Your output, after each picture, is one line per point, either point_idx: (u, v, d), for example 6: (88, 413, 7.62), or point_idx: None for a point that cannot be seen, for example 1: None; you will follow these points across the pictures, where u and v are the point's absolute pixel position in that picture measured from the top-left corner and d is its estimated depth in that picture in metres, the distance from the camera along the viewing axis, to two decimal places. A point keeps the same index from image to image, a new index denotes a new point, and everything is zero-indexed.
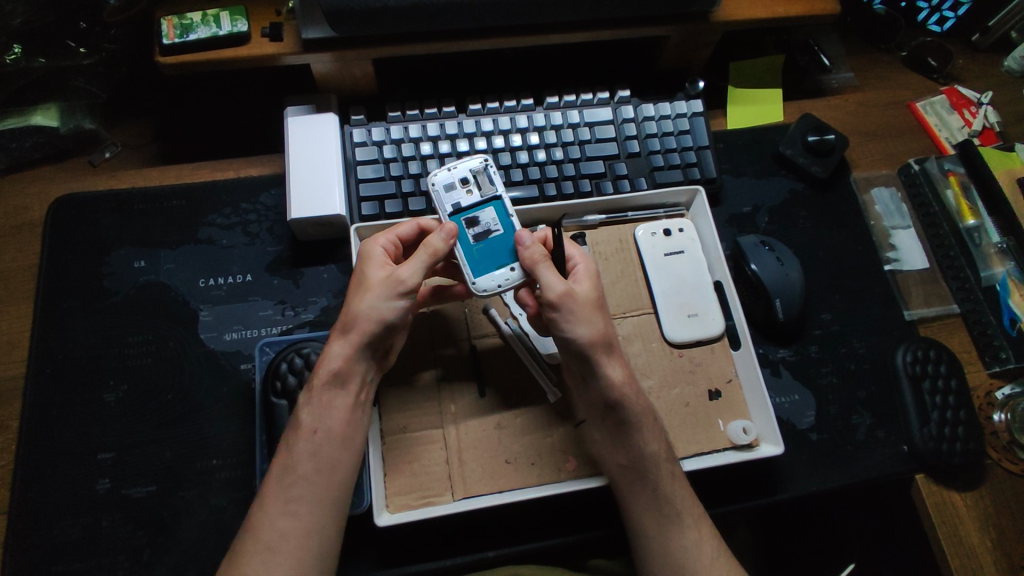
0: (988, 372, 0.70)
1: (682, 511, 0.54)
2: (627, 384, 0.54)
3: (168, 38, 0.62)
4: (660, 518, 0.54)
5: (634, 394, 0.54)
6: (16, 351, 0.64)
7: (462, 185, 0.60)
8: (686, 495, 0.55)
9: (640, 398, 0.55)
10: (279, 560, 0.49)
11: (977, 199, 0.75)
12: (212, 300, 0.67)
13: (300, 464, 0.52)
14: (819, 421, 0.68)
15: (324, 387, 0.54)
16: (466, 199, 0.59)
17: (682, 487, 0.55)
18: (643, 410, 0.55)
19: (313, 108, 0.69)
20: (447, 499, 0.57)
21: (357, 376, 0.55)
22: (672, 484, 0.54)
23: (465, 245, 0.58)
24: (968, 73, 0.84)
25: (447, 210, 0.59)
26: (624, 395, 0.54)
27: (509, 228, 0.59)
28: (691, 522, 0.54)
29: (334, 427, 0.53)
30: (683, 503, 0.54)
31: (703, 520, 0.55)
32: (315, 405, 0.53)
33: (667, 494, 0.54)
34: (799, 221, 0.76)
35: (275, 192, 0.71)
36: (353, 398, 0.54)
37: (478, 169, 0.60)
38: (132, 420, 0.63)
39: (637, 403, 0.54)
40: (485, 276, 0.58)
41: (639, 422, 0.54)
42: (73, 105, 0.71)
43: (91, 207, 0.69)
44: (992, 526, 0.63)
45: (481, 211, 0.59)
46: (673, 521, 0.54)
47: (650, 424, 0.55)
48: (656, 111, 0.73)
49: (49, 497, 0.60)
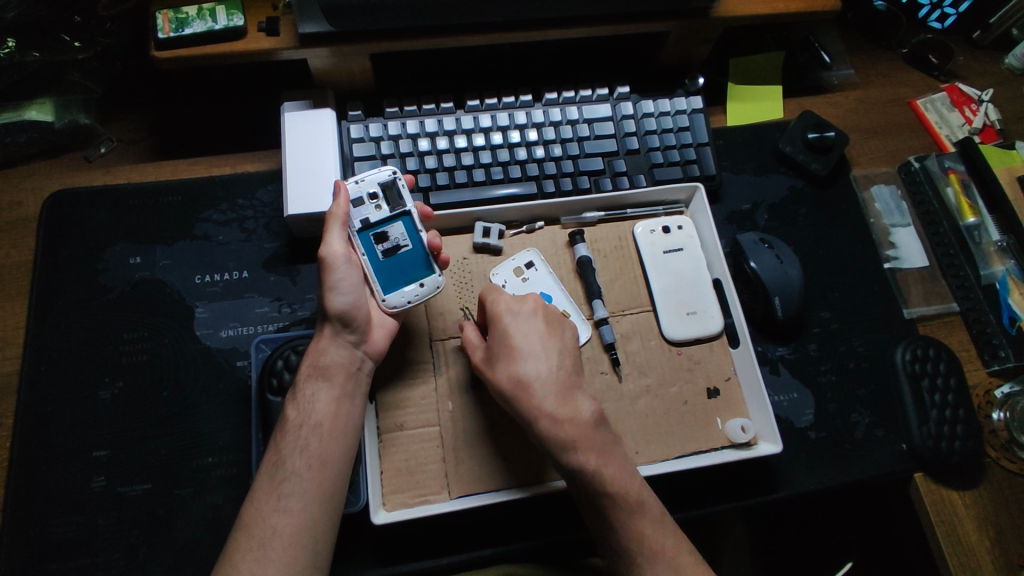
0: (987, 371, 0.70)
1: (652, 551, 0.51)
2: (555, 431, 0.52)
3: (163, 32, 0.62)
4: (627, 559, 0.52)
5: (583, 442, 0.52)
6: (11, 348, 0.64)
7: (372, 200, 0.59)
8: (657, 535, 0.52)
9: (582, 451, 0.52)
10: (271, 557, 0.50)
11: (977, 197, 0.75)
12: (208, 297, 0.67)
13: (291, 460, 0.53)
14: (818, 420, 0.67)
15: (308, 382, 0.57)
16: (375, 215, 0.59)
17: (653, 529, 0.52)
18: (584, 461, 0.51)
19: (310, 103, 0.69)
20: (443, 497, 0.56)
21: (341, 369, 0.57)
22: (643, 526, 0.52)
23: (374, 260, 0.59)
24: (968, 71, 0.83)
25: (356, 226, 0.59)
26: (556, 445, 0.52)
27: (419, 243, 0.59)
28: (661, 563, 0.51)
29: (321, 420, 0.55)
30: (653, 545, 0.51)
31: (676, 556, 0.52)
32: (299, 400, 0.56)
33: (626, 536, 0.52)
34: (798, 218, 0.75)
35: (272, 188, 0.70)
36: (336, 390, 0.56)
37: (386, 182, 0.59)
38: (128, 417, 0.62)
39: (575, 458, 0.52)
40: (395, 293, 0.58)
41: (585, 472, 0.51)
42: (67, 101, 0.70)
43: (86, 203, 0.69)
44: (991, 526, 0.63)
45: (391, 227, 0.59)
46: (643, 562, 0.51)
47: (586, 473, 0.51)
48: (655, 108, 0.72)
49: (43, 495, 0.59)
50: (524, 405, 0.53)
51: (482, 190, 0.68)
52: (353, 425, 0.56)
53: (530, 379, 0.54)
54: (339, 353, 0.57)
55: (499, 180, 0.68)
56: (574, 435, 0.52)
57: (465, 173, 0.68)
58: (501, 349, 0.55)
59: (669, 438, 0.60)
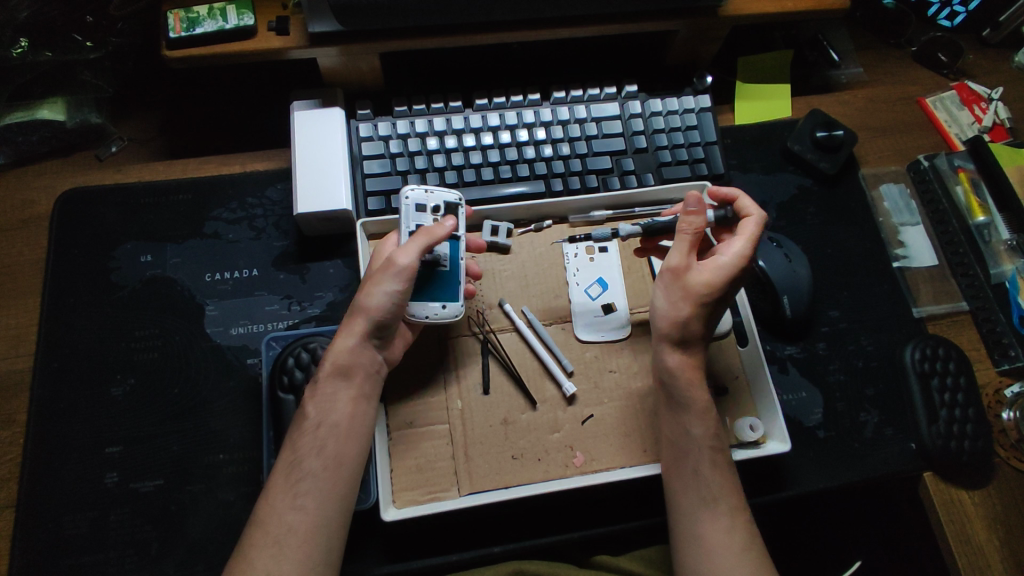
0: (997, 370, 0.69)
1: (718, 495, 0.54)
2: (684, 369, 0.56)
3: (174, 31, 0.62)
4: (694, 499, 0.53)
5: (693, 381, 0.56)
6: (24, 345, 0.64)
7: (433, 212, 0.60)
8: (725, 481, 0.54)
9: (702, 391, 0.56)
10: (286, 555, 0.50)
11: (987, 196, 0.74)
12: (219, 295, 0.67)
13: (307, 460, 0.53)
14: (826, 419, 0.67)
15: (327, 379, 0.56)
16: (430, 226, 0.60)
17: (725, 476, 0.54)
18: (702, 400, 0.56)
19: (319, 102, 0.69)
20: (453, 494, 0.57)
21: (362, 369, 0.56)
22: (710, 468, 0.54)
23: None
24: (978, 69, 0.83)
25: (409, 228, 0.59)
26: (680, 380, 0.56)
27: (457, 267, 0.59)
28: (724, 509, 0.53)
29: (338, 421, 0.54)
30: (720, 488, 0.54)
31: (738, 509, 0.54)
32: (319, 398, 0.55)
33: (705, 476, 0.54)
34: (806, 217, 0.75)
35: (281, 186, 0.71)
36: (356, 391, 0.56)
37: (452, 203, 0.61)
38: (139, 414, 0.63)
39: (696, 395, 0.56)
40: (418, 302, 0.58)
41: (695, 412, 0.56)
42: (78, 100, 0.70)
43: (98, 201, 0.69)
44: (1001, 525, 0.63)
45: (439, 242, 0.59)
46: (706, 505, 0.53)
47: (703, 412, 0.56)
48: (663, 106, 0.72)
49: (57, 491, 0.60)
50: (680, 327, 0.56)
51: (490, 188, 0.68)
52: (368, 426, 0.55)
53: (703, 318, 0.56)
54: (369, 358, 0.57)
55: (507, 178, 0.68)
56: (697, 377, 0.57)
57: (473, 171, 0.68)
58: (697, 282, 0.55)
59: None
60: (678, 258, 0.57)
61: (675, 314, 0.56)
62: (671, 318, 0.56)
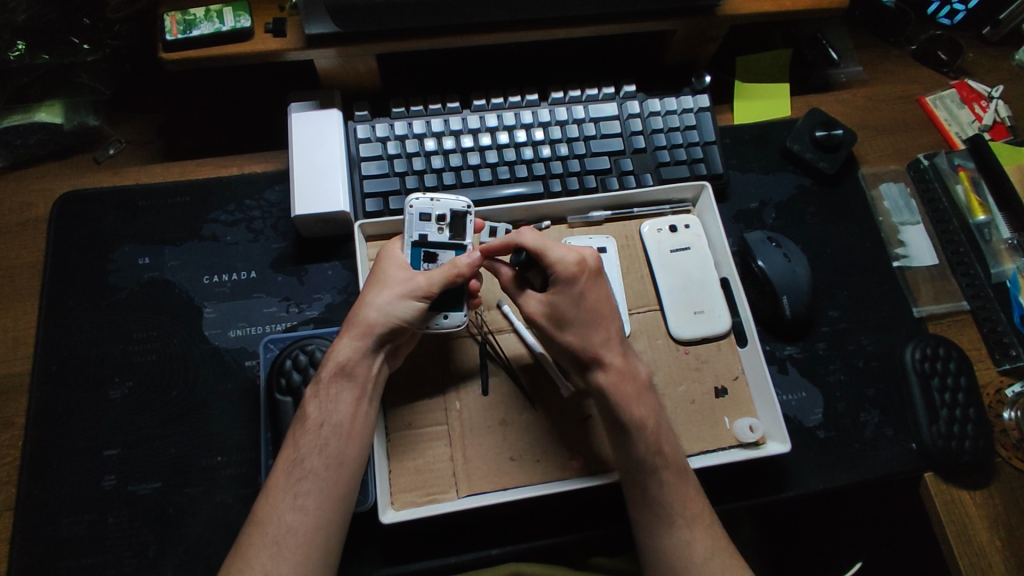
0: (998, 370, 0.69)
1: (675, 511, 0.53)
2: (614, 385, 0.55)
3: (171, 34, 0.62)
4: (649, 516, 0.54)
5: (631, 398, 0.55)
6: (22, 348, 0.64)
7: (438, 221, 0.60)
8: (683, 497, 0.54)
9: (639, 407, 0.55)
10: (285, 556, 0.49)
11: (988, 194, 0.74)
12: (217, 297, 0.67)
13: (309, 459, 0.53)
14: (826, 419, 0.67)
15: (331, 378, 0.55)
16: (435, 236, 0.60)
17: (680, 489, 0.54)
18: (639, 416, 0.54)
19: (317, 104, 0.69)
20: (452, 496, 0.56)
21: (366, 370, 0.55)
22: (669, 486, 0.54)
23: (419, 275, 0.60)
24: (978, 67, 0.83)
25: (413, 238, 0.60)
26: (615, 400, 0.55)
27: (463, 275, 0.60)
28: (683, 523, 0.53)
29: (341, 420, 0.54)
30: (678, 503, 0.53)
31: (698, 520, 0.54)
32: (322, 397, 0.54)
33: (658, 494, 0.53)
34: (806, 217, 0.75)
35: (279, 188, 0.71)
36: (360, 391, 0.55)
37: (458, 211, 0.60)
38: (137, 417, 0.63)
39: (632, 412, 0.55)
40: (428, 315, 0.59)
41: (639, 429, 0.54)
42: (76, 103, 0.70)
43: (96, 204, 0.69)
44: (1001, 526, 0.62)
45: (443, 251, 0.60)
46: (662, 522, 0.53)
47: (644, 430, 0.54)
48: (662, 106, 0.72)
49: (54, 494, 0.60)
50: (556, 287, 0.56)
51: (489, 189, 0.68)
52: (370, 427, 0.55)
53: (585, 286, 0.56)
54: (373, 362, 0.56)
55: (505, 179, 0.68)
56: (630, 394, 0.55)
57: (471, 172, 0.68)
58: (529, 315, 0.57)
59: (692, 435, 0.60)
60: (531, 302, 0.57)
61: (559, 269, 0.55)
62: (552, 274, 0.56)
